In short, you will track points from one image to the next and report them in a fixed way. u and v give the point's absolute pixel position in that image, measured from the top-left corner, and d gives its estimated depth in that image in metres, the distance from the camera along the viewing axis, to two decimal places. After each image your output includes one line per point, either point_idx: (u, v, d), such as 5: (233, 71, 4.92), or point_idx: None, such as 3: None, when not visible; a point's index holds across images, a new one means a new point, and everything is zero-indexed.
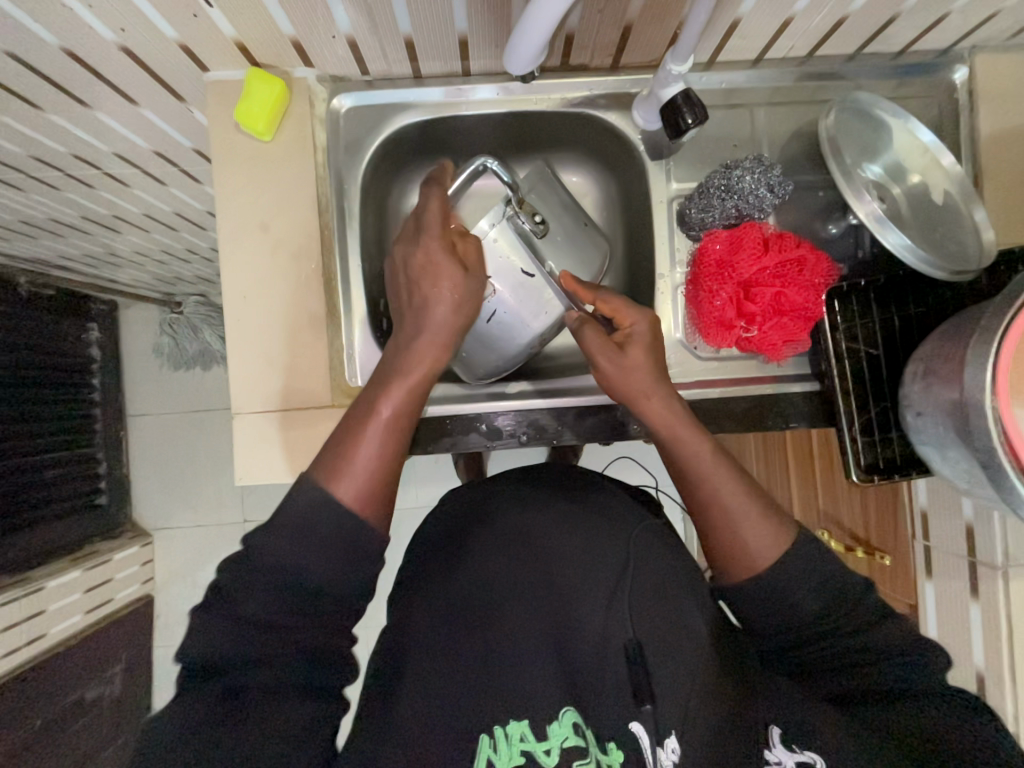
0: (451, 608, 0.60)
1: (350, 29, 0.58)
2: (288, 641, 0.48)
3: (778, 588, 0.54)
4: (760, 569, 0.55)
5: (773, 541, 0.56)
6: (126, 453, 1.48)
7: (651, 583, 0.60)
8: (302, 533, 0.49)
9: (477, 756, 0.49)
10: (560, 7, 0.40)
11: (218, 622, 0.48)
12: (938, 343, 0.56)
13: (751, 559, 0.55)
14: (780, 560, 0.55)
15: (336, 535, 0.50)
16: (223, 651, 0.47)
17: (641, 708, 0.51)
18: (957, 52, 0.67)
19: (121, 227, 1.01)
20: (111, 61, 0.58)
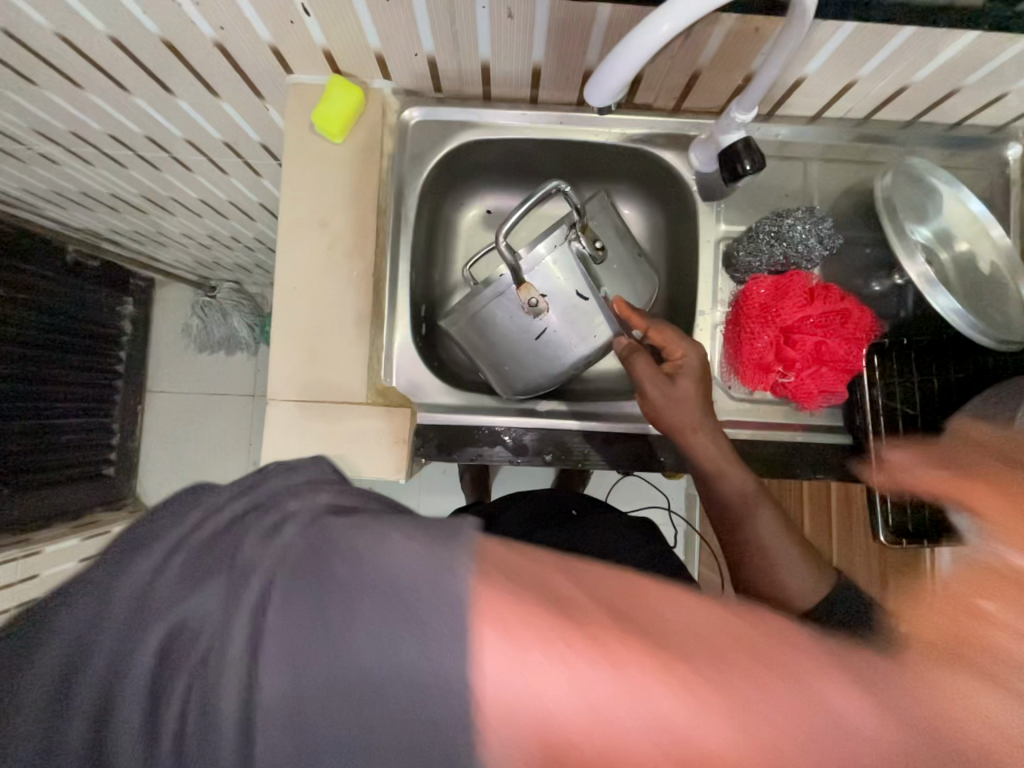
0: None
1: (432, 49, 0.61)
2: (208, 669, 0.29)
3: None
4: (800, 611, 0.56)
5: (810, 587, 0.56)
6: (140, 428, 1.49)
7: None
8: (356, 604, 0.29)
9: None
10: (658, 38, 0.42)
11: (156, 567, 0.31)
12: (980, 410, 0.56)
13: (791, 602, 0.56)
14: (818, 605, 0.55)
15: (381, 656, 0.29)
16: (145, 596, 0.31)
17: None
18: (1011, 130, 0.69)
19: (176, 209, 1.05)
20: (205, 55, 0.61)
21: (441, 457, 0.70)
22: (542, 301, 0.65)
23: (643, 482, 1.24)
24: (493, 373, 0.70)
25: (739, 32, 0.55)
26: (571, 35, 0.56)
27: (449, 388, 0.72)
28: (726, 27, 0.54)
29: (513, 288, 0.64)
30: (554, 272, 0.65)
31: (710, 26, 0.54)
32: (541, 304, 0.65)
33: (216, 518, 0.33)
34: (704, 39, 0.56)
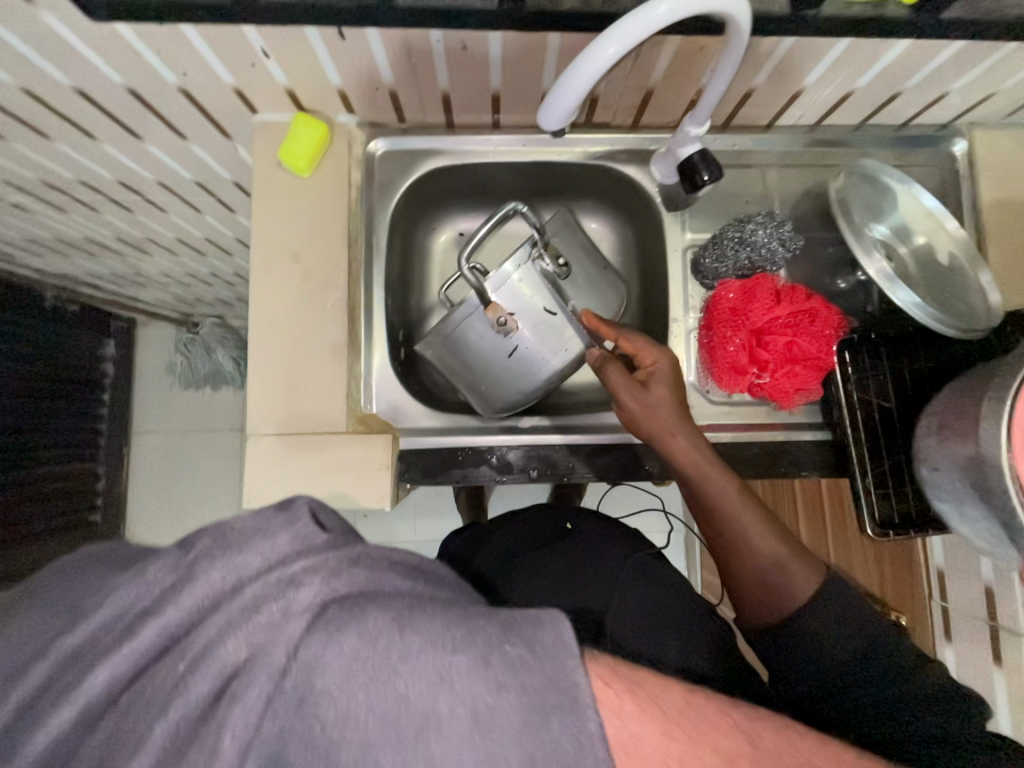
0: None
1: (393, 83, 0.63)
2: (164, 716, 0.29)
3: (802, 637, 0.53)
4: (789, 611, 0.55)
5: (799, 582, 0.56)
6: (126, 470, 1.47)
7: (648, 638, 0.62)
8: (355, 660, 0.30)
9: None
10: (604, 61, 0.43)
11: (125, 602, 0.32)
12: (952, 398, 0.56)
13: (778, 600, 0.56)
14: (808, 606, 0.55)
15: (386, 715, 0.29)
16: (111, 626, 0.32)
17: None
18: (956, 127, 0.72)
19: (152, 249, 1.05)
20: (171, 101, 0.62)
21: (426, 481, 0.69)
22: (512, 319, 0.66)
23: (636, 491, 1.24)
24: (472, 394, 0.70)
25: (685, 51, 0.57)
26: (526, 62, 0.58)
27: (430, 410, 0.72)
28: (673, 47, 0.56)
29: (483, 310, 0.66)
30: (524, 289, 0.66)
31: (657, 47, 0.56)
32: (511, 322, 0.66)
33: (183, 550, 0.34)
34: (653, 59, 0.58)
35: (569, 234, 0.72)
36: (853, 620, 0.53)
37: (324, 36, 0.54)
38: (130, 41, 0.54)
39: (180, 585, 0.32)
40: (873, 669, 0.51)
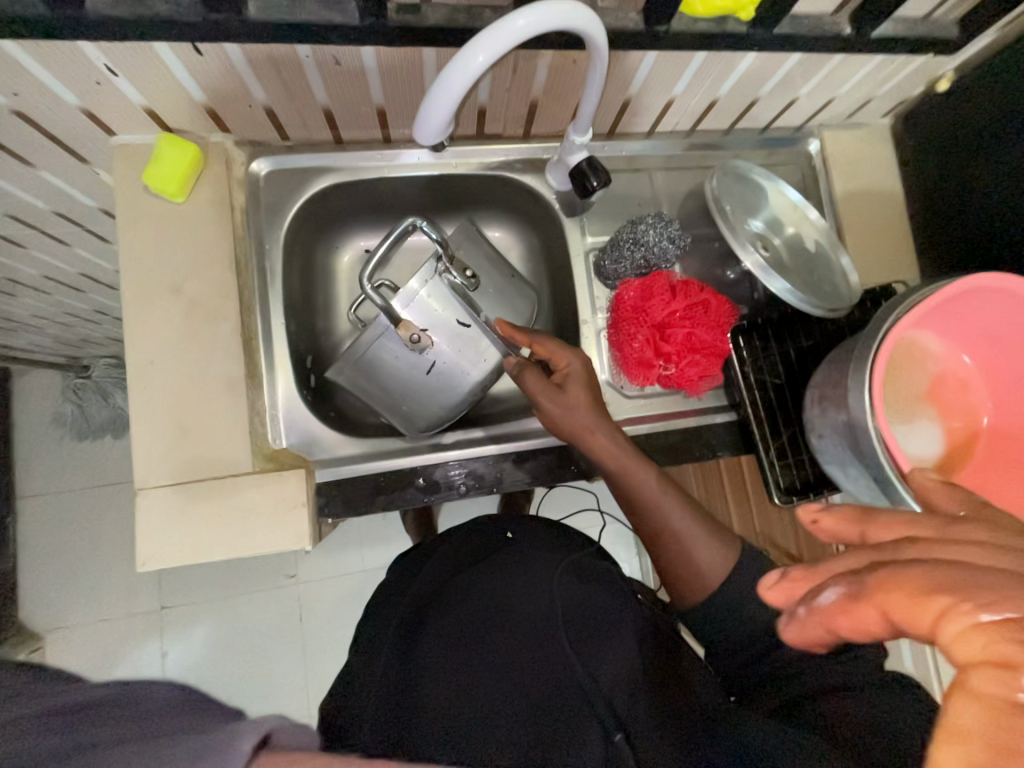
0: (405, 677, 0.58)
1: (267, 100, 0.59)
2: None
3: (725, 610, 0.57)
4: (712, 587, 0.58)
5: (720, 559, 0.59)
6: (11, 543, 1.28)
7: (583, 619, 0.60)
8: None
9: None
10: (468, 75, 0.44)
11: None
12: (828, 371, 0.62)
13: (703, 579, 0.58)
14: (729, 578, 0.58)
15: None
16: None
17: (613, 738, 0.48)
18: (809, 129, 0.80)
19: (13, 290, 0.93)
20: (2, 126, 0.55)
21: (350, 513, 0.66)
22: (425, 334, 0.65)
23: (576, 489, 1.26)
24: (392, 414, 0.68)
25: (560, 64, 0.59)
26: (404, 75, 0.58)
27: (348, 437, 0.69)
28: (548, 60, 0.58)
29: (393, 328, 0.63)
30: (433, 303, 0.65)
31: (532, 60, 0.58)
32: (424, 339, 0.64)
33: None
34: (531, 72, 0.60)
35: (472, 245, 0.73)
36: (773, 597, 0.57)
37: (176, 51, 0.50)
38: None
39: None
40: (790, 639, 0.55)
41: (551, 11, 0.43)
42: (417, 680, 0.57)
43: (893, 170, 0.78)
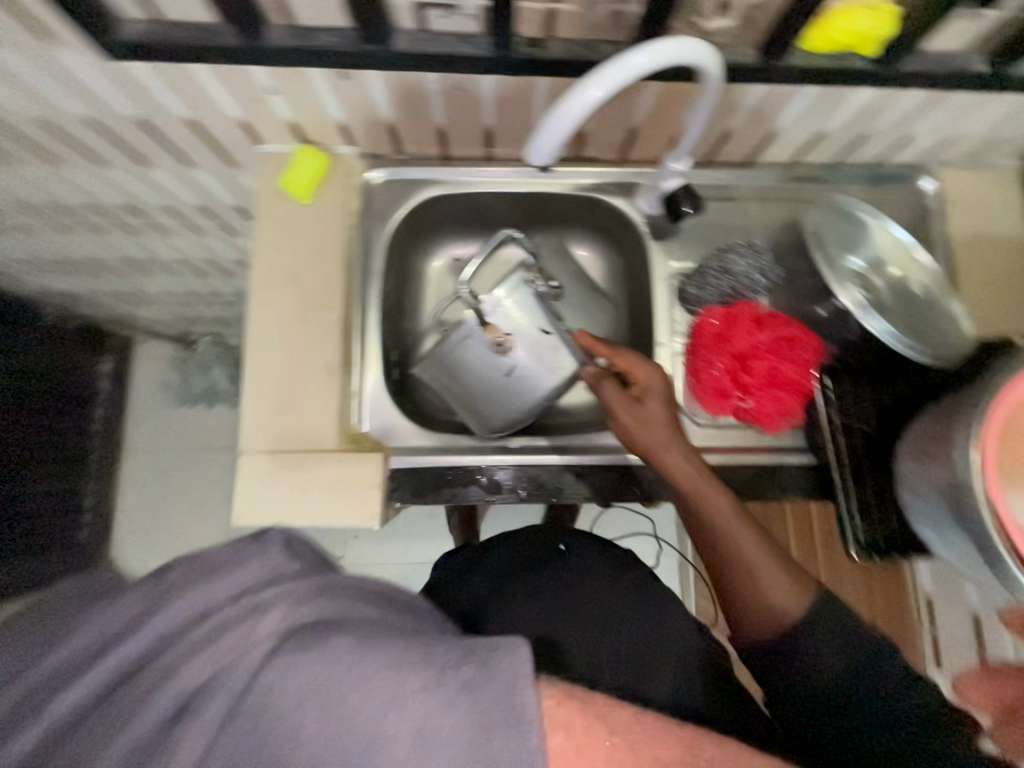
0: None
1: (392, 118, 0.66)
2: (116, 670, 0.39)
3: (796, 654, 0.54)
4: (784, 628, 0.55)
5: (795, 602, 0.55)
6: (115, 488, 1.46)
7: (640, 659, 0.62)
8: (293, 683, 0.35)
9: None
10: (588, 104, 0.46)
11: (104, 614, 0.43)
12: (931, 423, 0.58)
13: (774, 618, 0.55)
14: (804, 622, 0.55)
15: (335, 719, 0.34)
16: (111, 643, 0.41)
17: None
18: (924, 166, 0.76)
19: (153, 269, 1.08)
20: (177, 130, 0.65)
21: (416, 501, 0.70)
22: (505, 339, 0.68)
23: (626, 514, 1.23)
24: (466, 412, 0.71)
25: (666, 93, 0.61)
26: (517, 99, 0.62)
27: (422, 430, 0.73)
28: (655, 89, 0.60)
29: (479, 330, 0.68)
30: (518, 311, 0.68)
31: (639, 89, 0.60)
32: (508, 342, 0.68)
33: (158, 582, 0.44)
34: (637, 99, 0.62)
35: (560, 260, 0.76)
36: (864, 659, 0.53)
37: (326, 74, 0.58)
38: (143, 76, 0.57)
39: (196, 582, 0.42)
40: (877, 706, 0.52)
41: (670, 47, 0.45)
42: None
43: (1022, 214, 0.72)
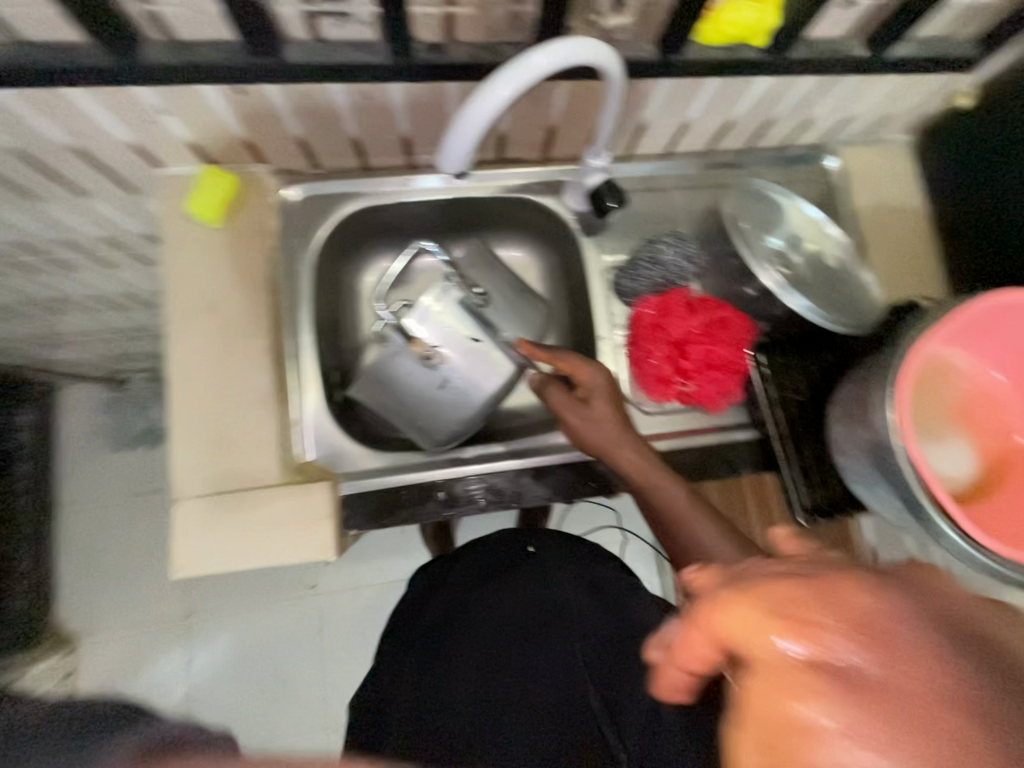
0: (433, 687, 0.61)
1: (300, 131, 0.63)
2: None
3: None
4: None
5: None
6: (51, 548, 1.34)
7: (609, 645, 0.60)
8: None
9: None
10: (493, 107, 0.46)
11: None
12: (851, 387, 0.62)
13: None
14: None
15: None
16: None
17: None
18: (828, 145, 0.80)
19: (63, 309, 0.99)
20: (61, 159, 0.60)
21: (373, 525, 0.68)
22: (437, 350, 0.67)
23: (594, 505, 1.25)
24: (413, 428, 0.69)
25: (577, 91, 0.61)
26: (429, 105, 0.61)
27: (371, 451, 0.70)
28: (566, 88, 0.61)
29: (407, 346, 0.67)
30: (449, 317, 0.67)
31: (550, 89, 0.60)
32: (437, 354, 0.67)
33: None
34: (550, 98, 0.63)
35: (488, 268, 0.73)
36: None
37: (220, 91, 0.54)
38: (9, 104, 0.52)
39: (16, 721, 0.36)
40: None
41: (568, 46, 0.45)
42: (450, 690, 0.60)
43: (916, 184, 0.78)
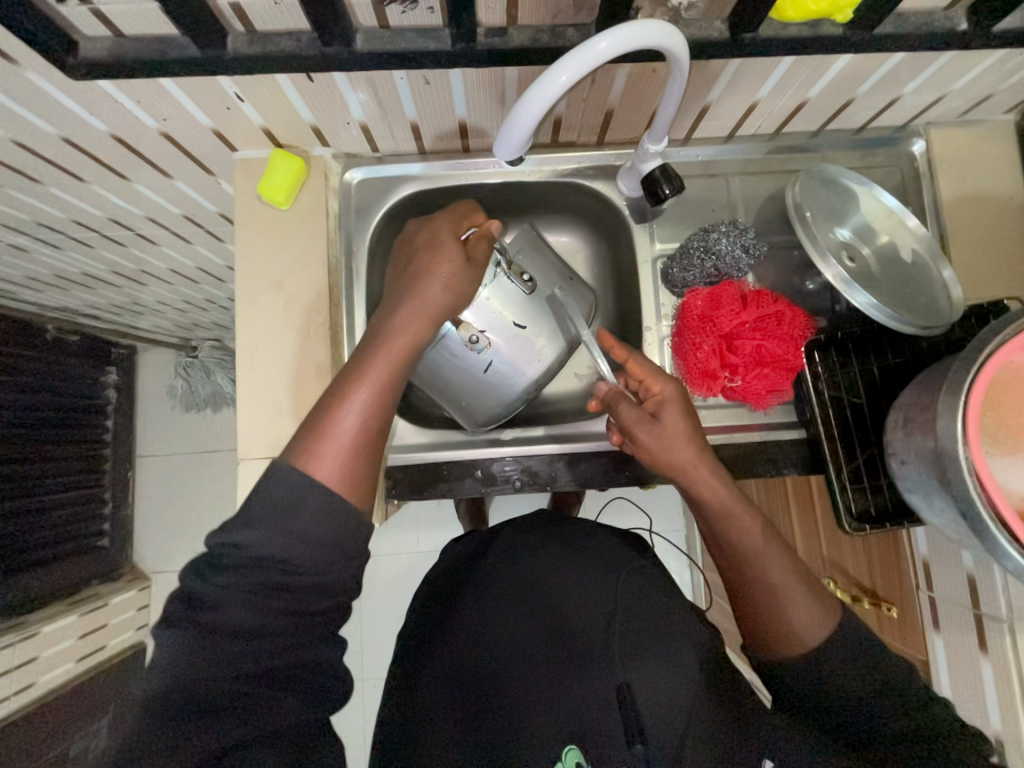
0: (467, 640, 0.66)
1: (362, 116, 0.66)
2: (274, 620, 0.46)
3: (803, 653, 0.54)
4: (809, 644, 0.55)
5: (817, 618, 0.56)
6: (132, 494, 1.50)
7: (640, 622, 0.63)
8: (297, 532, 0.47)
9: (473, 717, 0.60)
10: (550, 96, 0.46)
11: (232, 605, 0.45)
12: (915, 393, 0.58)
13: (796, 634, 0.55)
14: (830, 635, 0.55)
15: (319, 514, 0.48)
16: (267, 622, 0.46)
17: (632, 747, 0.54)
18: (913, 127, 0.74)
19: (146, 280, 1.09)
20: (149, 141, 0.65)
21: (413, 496, 0.72)
22: (482, 334, 0.68)
23: (627, 493, 1.25)
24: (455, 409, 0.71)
25: (638, 72, 0.59)
26: (486, 90, 0.61)
27: (417, 427, 0.74)
28: (627, 70, 0.59)
29: (455, 328, 0.67)
30: (498, 302, 0.69)
31: (610, 71, 0.59)
32: (482, 338, 0.68)
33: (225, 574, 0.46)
34: (608, 82, 0.61)
35: (538, 254, 0.73)
36: (869, 663, 0.54)
37: (293, 79, 0.57)
38: (112, 94, 0.57)
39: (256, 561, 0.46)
40: (887, 705, 0.52)
41: (632, 32, 0.44)
42: (479, 636, 0.66)
43: (1016, 172, 0.70)
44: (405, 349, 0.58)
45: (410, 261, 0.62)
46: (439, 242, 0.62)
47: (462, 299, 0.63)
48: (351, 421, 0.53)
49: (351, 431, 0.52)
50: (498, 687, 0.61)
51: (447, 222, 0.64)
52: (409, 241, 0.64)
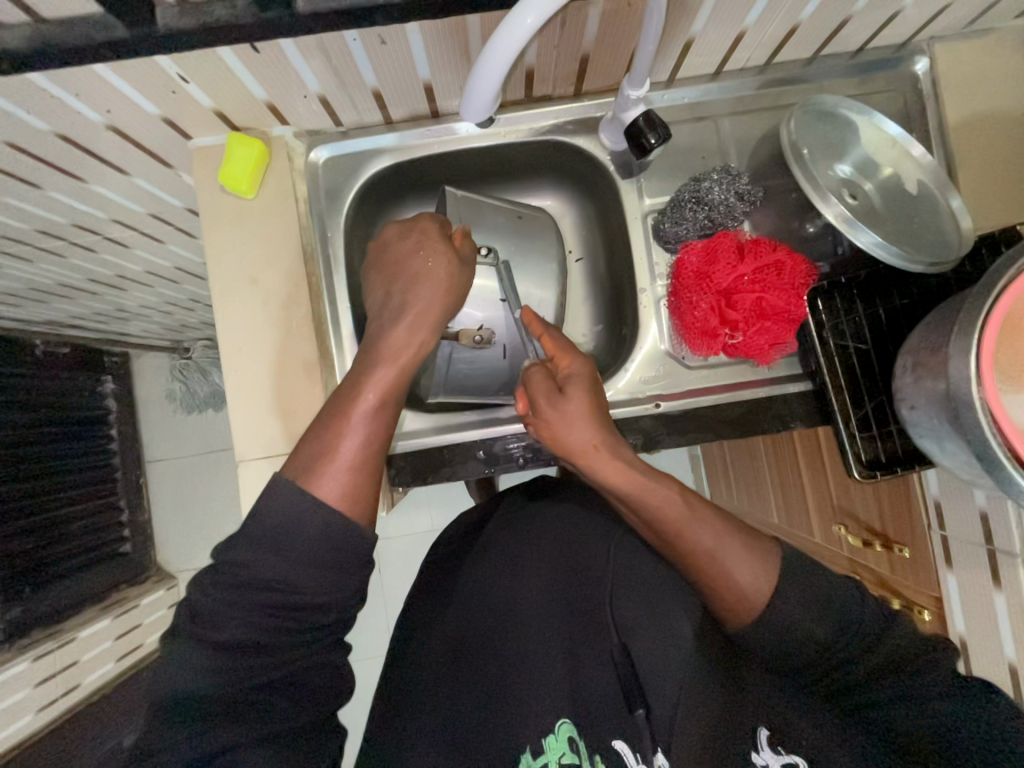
0: (465, 615, 0.68)
1: (319, 88, 0.61)
2: (266, 671, 0.48)
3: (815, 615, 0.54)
4: (756, 607, 0.54)
5: (760, 575, 0.55)
6: (147, 499, 1.52)
7: (639, 588, 0.61)
8: (280, 537, 0.49)
9: (475, 693, 0.62)
10: (521, 36, 0.41)
11: (233, 634, 0.47)
12: (924, 335, 0.56)
13: (745, 597, 0.54)
14: (773, 590, 0.54)
15: (309, 539, 0.49)
16: (263, 650, 0.48)
17: (634, 714, 0.54)
18: (916, 44, 0.68)
19: (127, 285, 1.05)
20: (98, 137, 0.61)
21: (417, 483, 0.71)
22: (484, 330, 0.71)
23: None
24: (483, 391, 0.73)
25: (613, 9, 0.54)
26: (448, 46, 0.56)
27: (416, 412, 0.73)
28: (599, 7, 0.54)
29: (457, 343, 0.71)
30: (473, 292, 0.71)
31: (582, 10, 0.54)
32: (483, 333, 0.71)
33: (208, 626, 0.48)
34: (581, 23, 0.56)
35: (476, 212, 0.72)
36: (858, 610, 0.54)
37: (237, 52, 0.53)
38: (46, 88, 0.53)
39: (234, 613, 0.47)
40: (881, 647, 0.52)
41: None
42: (479, 614, 0.67)
43: None
44: (411, 355, 0.57)
45: (405, 262, 0.61)
46: (428, 238, 0.61)
47: (456, 299, 0.62)
48: (350, 449, 0.53)
49: (354, 454, 0.53)
50: (499, 662, 0.62)
51: (430, 220, 0.63)
52: (391, 243, 0.62)
